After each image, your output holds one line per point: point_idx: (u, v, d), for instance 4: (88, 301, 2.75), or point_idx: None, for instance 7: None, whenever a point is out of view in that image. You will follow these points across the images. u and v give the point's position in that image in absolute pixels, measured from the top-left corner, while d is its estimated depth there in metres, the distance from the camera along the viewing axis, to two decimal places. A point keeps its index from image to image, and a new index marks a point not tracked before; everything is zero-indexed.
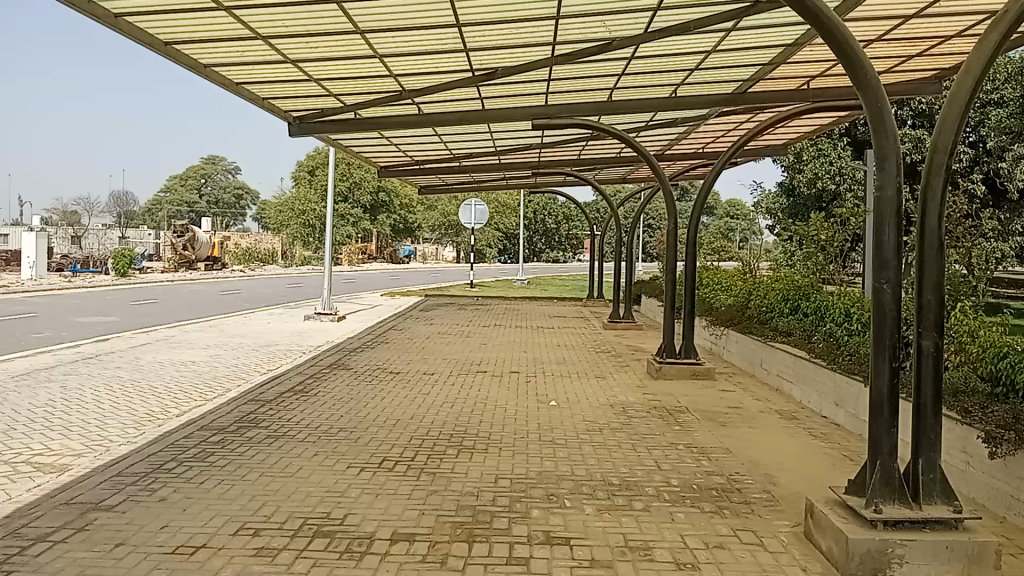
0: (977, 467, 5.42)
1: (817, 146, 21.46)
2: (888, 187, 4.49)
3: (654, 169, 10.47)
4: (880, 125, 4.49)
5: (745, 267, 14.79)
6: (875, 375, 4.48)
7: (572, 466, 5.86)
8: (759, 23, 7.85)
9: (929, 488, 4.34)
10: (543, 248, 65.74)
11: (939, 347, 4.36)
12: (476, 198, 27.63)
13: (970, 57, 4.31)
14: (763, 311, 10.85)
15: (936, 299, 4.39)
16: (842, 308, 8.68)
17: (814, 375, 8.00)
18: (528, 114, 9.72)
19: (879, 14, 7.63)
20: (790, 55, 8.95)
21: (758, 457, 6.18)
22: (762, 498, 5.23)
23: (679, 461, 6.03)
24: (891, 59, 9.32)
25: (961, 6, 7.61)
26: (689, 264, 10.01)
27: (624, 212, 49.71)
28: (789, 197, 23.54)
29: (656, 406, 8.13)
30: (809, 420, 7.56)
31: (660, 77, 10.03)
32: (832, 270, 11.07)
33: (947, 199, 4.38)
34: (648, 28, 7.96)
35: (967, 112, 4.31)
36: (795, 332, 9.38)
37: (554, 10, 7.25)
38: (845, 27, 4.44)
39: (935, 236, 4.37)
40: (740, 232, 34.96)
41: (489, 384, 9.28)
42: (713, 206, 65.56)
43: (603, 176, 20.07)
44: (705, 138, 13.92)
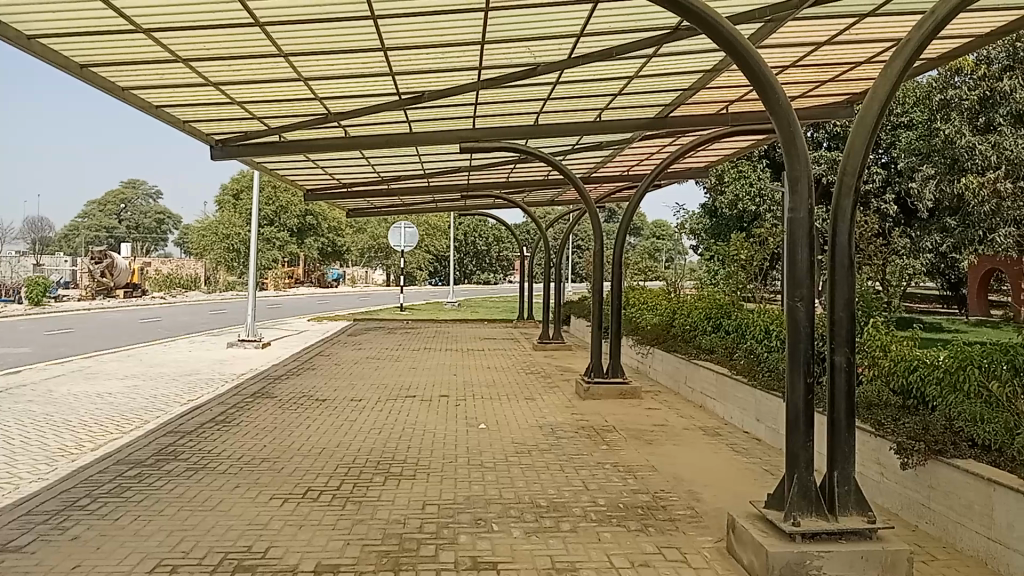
0: (890, 477, 5.71)
1: (737, 168, 22.04)
2: (800, 208, 4.67)
3: (579, 191, 10.57)
4: (793, 150, 4.70)
5: (669, 287, 15.08)
6: (790, 391, 4.62)
7: (500, 489, 5.86)
8: (678, 49, 8.07)
9: (844, 499, 4.50)
10: (474, 270, 65.58)
11: (851, 361, 4.54)
12: (405, 221, 27.41)
13: (877, 83, 4.56)
14: (687, 329, 11.07)
15: (848, 315, 4.57)
16: (761, 325, 8.89)
17: (736, 391, 8.20)
18: (455, 137, 9.76)
19: (793, 41, 7.89)
20: (709, 81, 9.20)
21: (683, 474, 6.28)
22: (686, 515, 5.31)
23: (605, 481, 6.08)
24: (804, 84, 9.67)
25: (868, 35, 7.93)
26: (616, 285, 10.12)
27: (552, 233, 50.27)
28: (711, 218, 24.16)
29: (584, 426, 8.19)
30: (732, 436, 7.72)
31: (584, 102, 10.19)
32: (752, 287, 11.37)
33: (856, 220, 4.57)
34: (573, 54, 8.11)
35: (873, 136, 4.54)
36: (718, 349, 9.61)
37: (479, 35, 7.32)
38: (759, 54, 4.65)
39: (846, 256, 4.55)
40: (666, 251, 35.60)
41: (419, 409, 9.21)
42: (639, 226, 66.48)
43: (532, 199, 20.20)
44: (631, 161, 14.17)
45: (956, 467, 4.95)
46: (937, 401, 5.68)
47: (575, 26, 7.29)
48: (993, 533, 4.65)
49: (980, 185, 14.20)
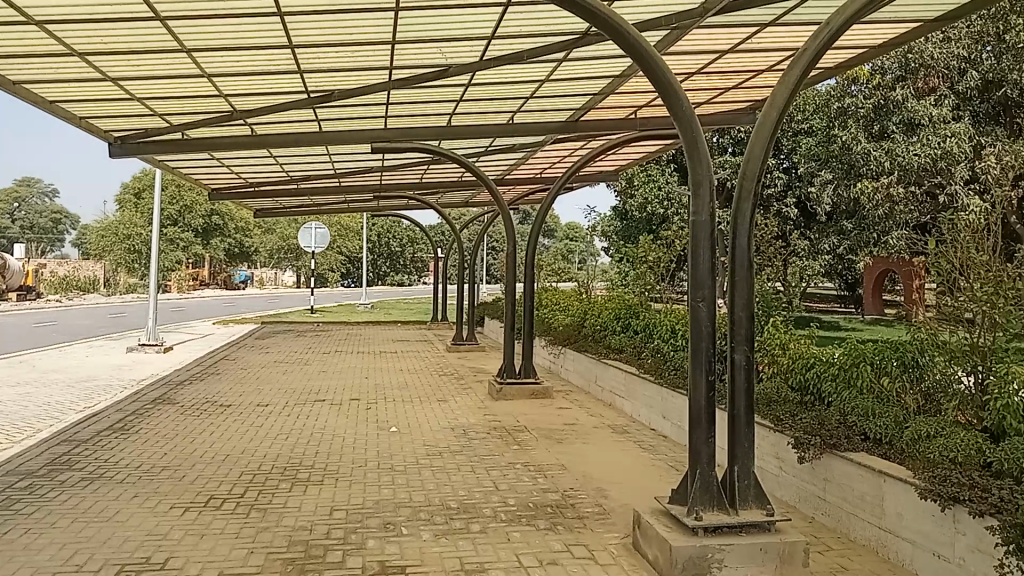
0: (788, 471, 5.94)
1: (646, 172, 22.49)
2: (702, 212, 4.81)
3: (492, 193, 10.60)
4: (695, 154, 4.83)
5: (581, 288, 15.27)
6: (693, 390, 4.75)
7: (410, 493, 5.83)
8: (588, 55, 8.18)
9: (744, 494, 4.66)
10: (388, 272, 64.98)
11: (750, 360, 4.70)
12: (315, 222, 26.92)
13: (775, 91, 4.76)
14: (598, 329, 11.24)
15: (747, 315, 4.73)
16: (667, 326, 9.09)
17: (643, 389, 8.38)
18: (365, 137, 9.66)
19: (698, 49, 8.10)
20: (618, 86, 9.36)
21: (592, 472, 6.38)
22: (594, 512, 5.40)
23: (516, 481, 6.12)
24: (709, 91, 9.94)
25: (768, 45, 8.21)
26: (528, 286, 10.18)
27: (466, 234, 50.24)
28: (622, 220, 24.61)
29: (495, 426, 8.23)
30: (640, 434, 7.89)
31: (495, 105, 10.23)
32: (660, 288, 11.63)
33: (755, 222, 4.73)
34: (484, 56, 8.13)
35: (771, 142, 4.71)
36: (627, 349, 9.79)
37: (389, 34, 7.26)
38: (664, 62, 4.78)
39: (746, 257, 4.71)
40: (579, 252, 36.10)
41: (329, 413, 9.07)
42: (553, 228, 67.09)
43: (445, 201, 20.16)
44: (542, 164, 14.30)
45: (850, 460, 5.19)
46: (832, 397, 5.93)
47: (485, 28, 7.32)
48: (883, 523, 4.90)
49: (875, 190, 14.82)
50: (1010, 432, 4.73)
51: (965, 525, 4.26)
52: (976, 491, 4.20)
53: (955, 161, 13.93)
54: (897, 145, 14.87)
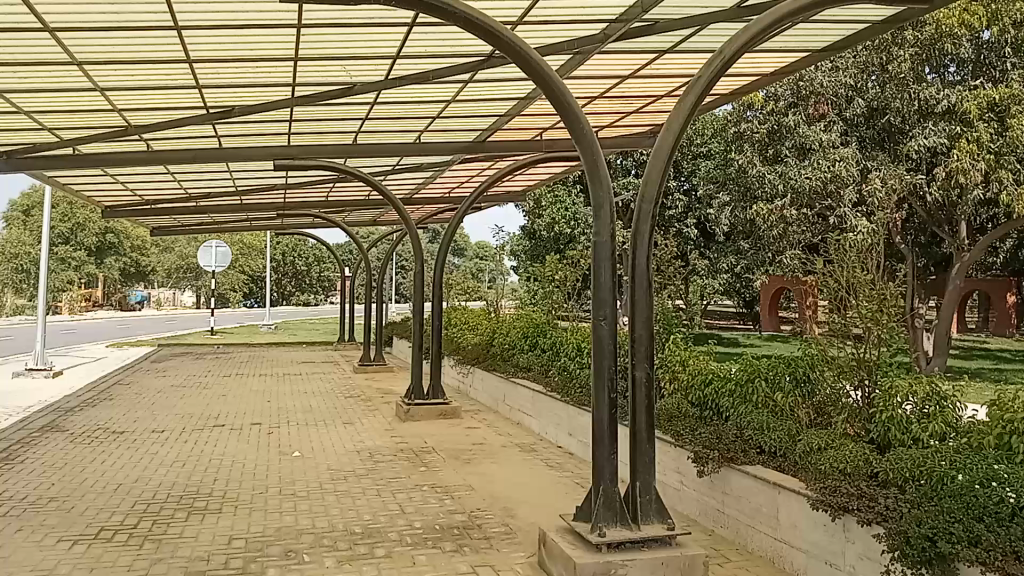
0: (689, 485, 6.10)
1: (553, 192, 22.76)
2: (603, 232, 4.91)
3: (399, 212, 10.54)
4: (596, 175, 4.94)
5: (489, 307, 15.30)
6: (596, 407, 4.83)
7: (313, 519, 5.70)
8: (493, 76, 8.25)
9: (646, 508, 4.75)
10: (293, 291, 63.56)
11: (650, 376, 4.82)
12: (216, 240, 26.11)
13: (672, 115, 4.92)
14: (506, 348, 11.28)
15: (647, 333, 4.84)
16: (573, 344, 9.19)
17: (550, 407, 8.45)
18: (268, 154, 9.48)
19: (600, 74, 8.28)
20: (523, 108, 9.47)
21: (499, 492, 6.39)
22: (501, 532, 5.41)
23: (422, 503, 6.07)
24: (612, 115, 10.16)
25: (667, 72, 8.46)
26: (436, 306, 10.15)
27: (374, 253, 49.65)
28: (530, 240, 24.81)
29: (402, 448, 8.14)
30: (547, 451, 7.94)
31: (401, 124, 10.20)
32: (567, 306, 11.76)
33: (654, 242, 4.85)
34: (389, 75, 8.11)
35: (669, 164, 4.86)
36: (534, 367, 9.85)
37: (292, 51, 7.17)
38: (565, 85, 4.88)
39: (645, 277, 4.83)
40: (488, 271, 36.10)
41: (229, 439, 8.80)
42: (463, 247, 67.02)
43: (352, 219, 19.91)
44: (450, 183, 14.30)
45: (747, 473, 5.37)
46: (730, 412, 6.11)
47: (390, 48, 7.31)
48: (778, 534, 5.07)
49: (769, 212, 15.46)
50: (894, 444, 4.98)
51: (854, 533, 4.46)
52: (864, 501, 4.40)
53: (844, 184, 14.49)
54: (789, 168, 15.37)
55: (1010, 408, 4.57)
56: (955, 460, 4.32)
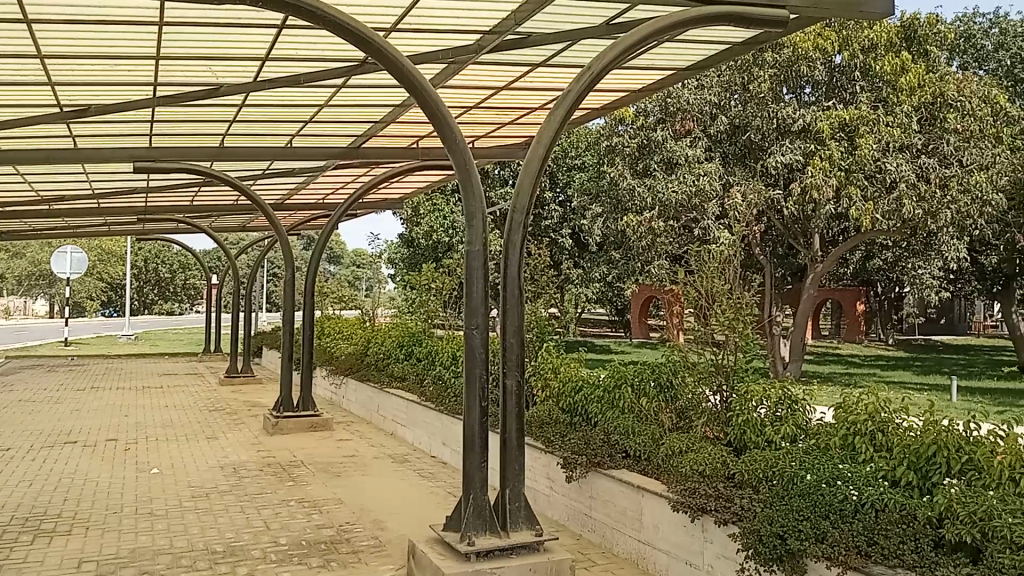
0: (558, 490, 6.21)
1: (431, 200, 22.71)
2: (475, 242, 4.93)
3: (269, 218, 10.25)
4: (468, 185, 4.96)
5: (364, 316, 15.09)
6: (466, 415, 4.84)
7: (172, 538, 5.45)
8: (366, 83, 8.16)
9: (515, 516, 4.80)
10: (157, 300, 60.63)
11: (521, 385, 4.88)
12: (72, 246, 24.63)
13: (542, 129, 5.01)
14: (380, 358, 11.15)
15: (518, 341, 4.89)
16: (448, 353, 9.18)
17: (423, 417, 8.41)
18: (127, 156, 9.02)
19: (475, 85, 8.32)
20: (398, 115, 9.41)
21: (369, 504, 6.30)
22: (370, 545, 5.33)
23: (289, 519, 5.91)
24: (487, 125, 10.23)
25: (541, 86, 8.59)
26: (308, 315, 9.92)
27: (246, 261, 48.07)
28: (408, 248, 24.66)
29: (270, 462, 7.90)
30: (420, 462, 7.89)
31: (271, 129, 9.93)
32: (443, 315, 11.74)
33: (525, 253, 4.91)
34: (258, 78, 7.88)
35: (539, 176, 4.96)
36: (408, 377, 9.78)
37: (154, 50, 6.86)
38: (437, 94, 4.89)
39: (516, 287, 4.89)
40: (365, 280, 35.62)
41: (81, 456, 8.29)
42: (339, 255, 65.78)
43: (220, 225, 19.20)
44: (324, 190, 14.04)
45: (613, 478, 5.51)
46: (598, 417, 6.26)
47: (259, 50, 7.10)
48: (641, 536, 5.23)
49: (639, 224, 15.97)
50: (750, 446, 5.24)
51: (712, 533, 4.65)
52: (721, 501, 4.60)
53: (708, 198, 15.14)
54: (658, 181, 15.90)
55: (853, 411, 4.89)
56: (805, 460, 4.58)
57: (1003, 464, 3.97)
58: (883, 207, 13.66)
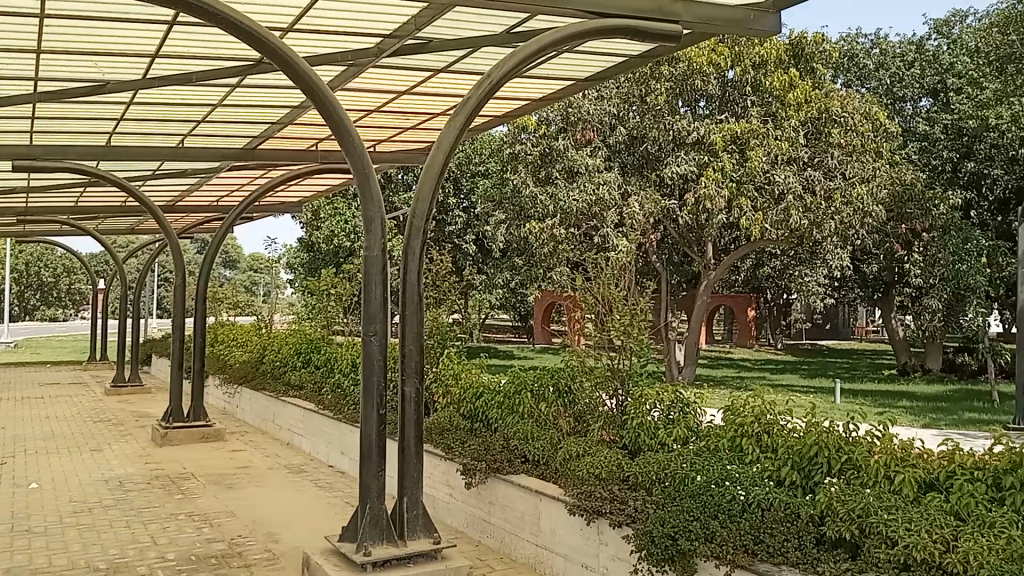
0: (456, 496, 6.20)
1: (332, 204, 22.34)
2: (374, 247, 4.88)
3: (159, 221, 9.86)
4: (366, 190, 4.91)
5: (261, 322, 14.69)
6: (364, 423, 4.77)
7: (49, 557, 5.17)
8: (263, 84, 7.97)
9: (412, 524, 4.77)
10: (38, 306, 57.44)
11: (419, 392, 4.85)
12: None
13: (442, 135, 5.00)
14: (276, 366, 10.88)
15: (417, 347, 4.86)
16: (346, 360, 9.04)
17: (320, 426, 8.25)
18: (4, 154, 8.53)
19: (375, 89, 8.24)
20: (296, 117, 9.22)
21: (263, 516, 6.13)
22: (263, 558, 5.19)
23: (178, 533, 5.69)
24: (389, 130, 10.14)
25: (442, 92, 8.56)
26: (200, 322, 9.59)
27: (136, 266, 46.13)
28: (308, 253, 24.17)
29: (158, 475, 7.59)
30: (317, 472, 7.74)
31: (162, 129, 9.57)
32: (342, 322, 11.56)
33: (424, 259, 4.89)
34: (148, 75, 7.59)
35: (439, 182, 4.95)
36: (306, 385, 9.57)
37: (34, 43, 6.52)
38: (335, 98, 4.82)
39: (415, 293, 4.85)
40: (262, 285, 34.68)
41: None
42: (236, 259, 63.87)
43: (108, 227, 18.35)
44: (219, 192, 13.63)
45: (511, 483, 5.53)
46: (498, 423, 6.29)
47: (149, 47, 6.84)
48: (539, 540, 5.28)
49: (541, 231, 16.15)
50: (644, 448, 5.36)
51: (607, 536, 4.73)
52: (616, 504, 4.68)
53: (607, 207, 15.44)
54: (559, 189, 16.09)
55: (740, 414, 5.07)
56: (695, 462, 4.71)
57: (879, 463, 4.20)
58: (772, 217, 14.26)
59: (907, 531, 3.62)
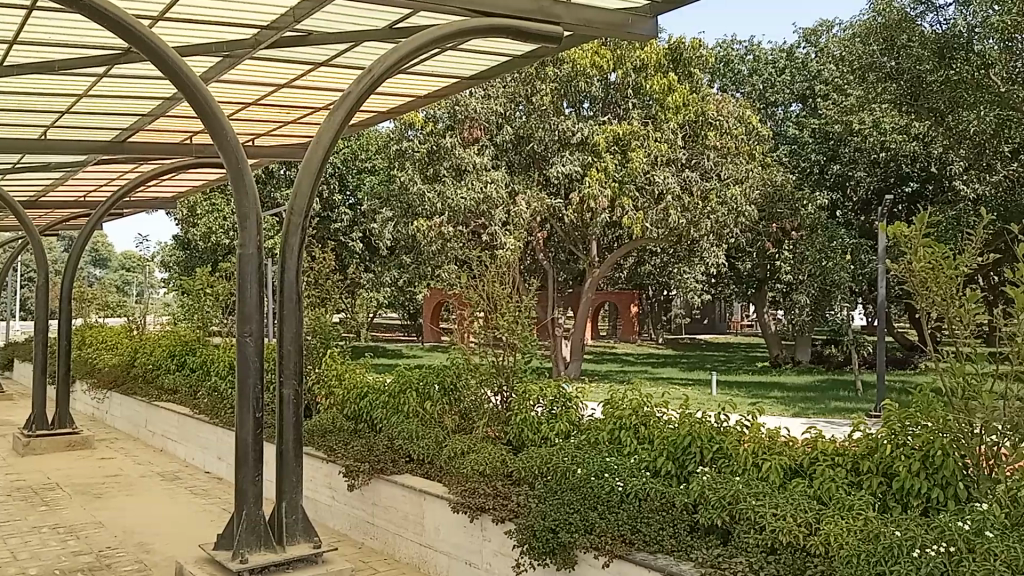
0: (339, 498, 6.10)
1: (211, 200, 21.57)
2: (248, 245, 4.74)
3: (18, 218, 9.27)
4: (241, 185, 4.75)
5: (133, 323, 14.05)
6: (239, 427, 4.63)
7: None
8: (133, 74, 7.60)
9: (292, 528, 4.67)
10: None
11: (298, 392, 4.74)
12: None
13: (321, 131, 4.90)
14: (148, 369, 10.43)
15: (295, 348, 4.75)
16: (224, 361, 8.75)
17: (196, 431, 7.96)
18: None
19: (254, 81, 8.00)
20: (169, 109, 8.84)
21: (134, 526, 5.87)
22: (133, 569, 4.97)
23: (40, 547, 5.38)
24: (268, 124, 9.87)
25: (323, 86, 8.39)
26: (65, 324, 9.09)
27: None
28: (184, 251, 23.25)
29: (19, 487, 7.15)
30: (193, 478, 7.47)
31: (21, 119, 8.99)
32: (219, 323, 11.19)
33: (303, 257, 4.79)
34: (5, 61, 7.11)
35: (318, 179, 4.85)
36: (180, 389, 9.21)
37: None
38: (207, 89, 4.64)
39: (293, 291, 4.74)
40: (133, 285, 33.14)
41: None
42: (107, 258, 60.79)
43: None
44: (86, 187, 12.95)
45: (395, 483, 5.49)
46: (382, 423, 6.23)
47: (6, 31, 6.41)
48: (423, 539, 5.26)
49: (428, 228, 16.09)
50: (527, 443, 5.42)
51: (490, 532, 4.76)
52: (499, 500, 4.72)
53: (494, 204, 15.53)
54: (446, 187, 16.07)
55: (619, 407, 5.19)
56: (576, 455, 4.80)
57: (748, 452, 4.40)
58: (652, 216, 14.68)
59: (774, 517, 3.79)
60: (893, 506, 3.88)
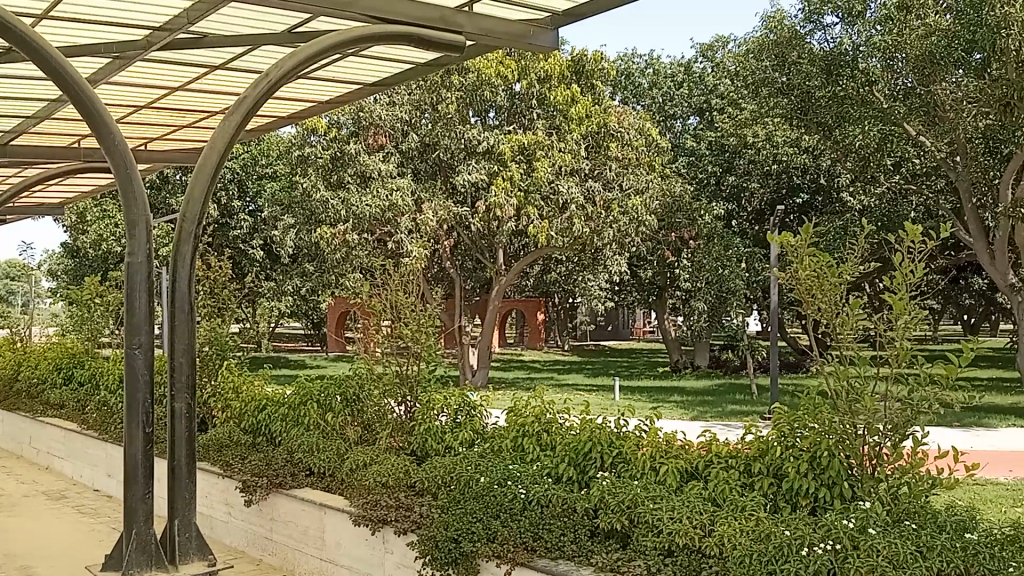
0: (235, 515, 5.94)
1: (102, 206, 20.68)
2: (137, 253, 4.55)
3: None
4: (129, 190, 4.55)
5: (16, 335, 13.33)
6: (128, 444, 4.45)
7: None
8: (15, 74, 7.23)
9: (184, 546, 4.54)
10: None
11: (191, 406, 4.60)
12: None
13: (215, 136, 4.75)
14: (31, 383, 9.92)
15: (188, 360, 4.59)
16: (114, 374, 8.40)
17: (84, 447, 7.61)
18: None
19: (147, 83, 7.73)
20: (55, 111, 8.44)
21: (16, 550, 5.57)
22: None
23: None
24: (162, 127, 9.55)
25: (220, 90, 8.17)
26: None
27: None
28: (73, 259, 22.21)
29: None
30: (81, 497, 7.14)
31: None
32: (109, 335, 10.74)
33: (196, 265, 4.65)
34: None
35: (212, 185, 4.71)
36: (66, 403, 8.80)
37: None
38: (92, 91, 4.43)
39: (185, 301, 4.58)
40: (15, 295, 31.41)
41: None
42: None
43: None
44: None
45: (294, 498, 5.38)
46: (281, 436, 6.10)
47: None
48: (323, 553, 5.18)
49: (332, 236, 15.86)
50: (431, 453, 5.41)
51: (392, 544, 4.72)
52: (401, 511, 4.69)
53: (400, 212, 15.45)
54: (351, 194, 15.88)
55: (522, 414, 5.24)
56: (479, 464, 4.82)
57: (646, 456, 4.52)
58: (557, 225, 14.90)
59: (671, 519, 3.87)
60: (783, 505, 3.99)
